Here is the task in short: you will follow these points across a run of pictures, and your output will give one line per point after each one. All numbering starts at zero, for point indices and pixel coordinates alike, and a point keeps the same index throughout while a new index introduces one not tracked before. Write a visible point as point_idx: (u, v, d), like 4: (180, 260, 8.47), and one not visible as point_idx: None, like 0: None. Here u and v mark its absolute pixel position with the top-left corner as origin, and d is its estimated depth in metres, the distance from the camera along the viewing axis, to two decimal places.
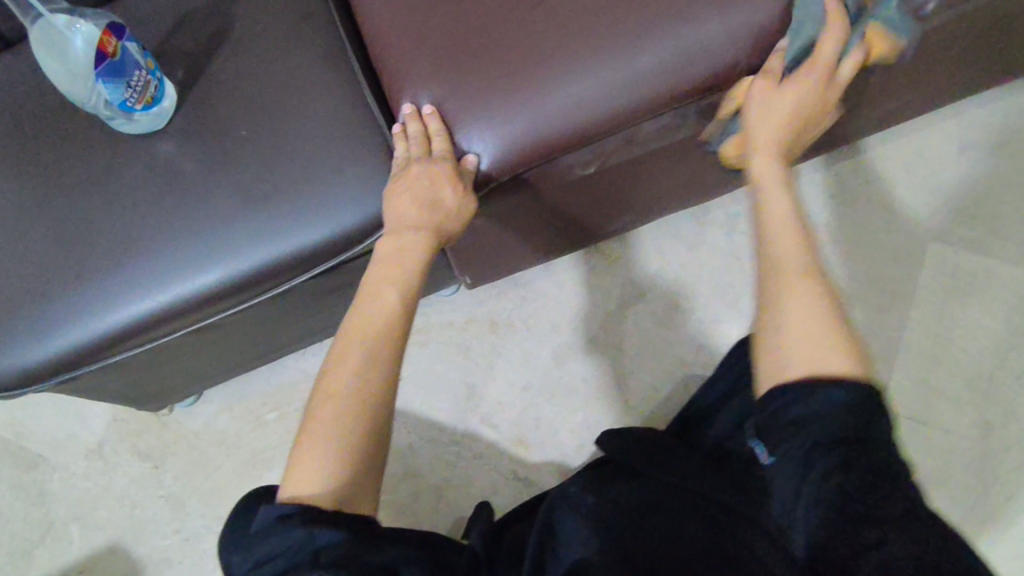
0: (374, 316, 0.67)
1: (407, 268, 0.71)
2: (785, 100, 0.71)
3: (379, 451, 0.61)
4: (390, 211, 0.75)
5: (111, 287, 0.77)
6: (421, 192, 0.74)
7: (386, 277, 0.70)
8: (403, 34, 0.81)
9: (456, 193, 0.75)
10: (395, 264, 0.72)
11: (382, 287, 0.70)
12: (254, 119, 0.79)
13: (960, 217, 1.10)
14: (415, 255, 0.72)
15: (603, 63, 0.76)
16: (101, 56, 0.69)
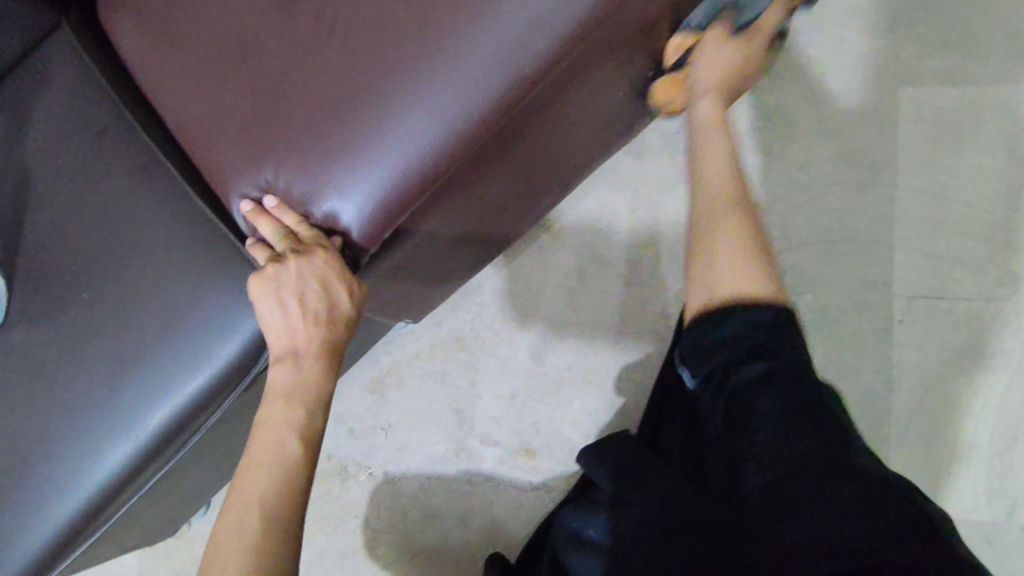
0: (268, 478, 0.61)
1: (308, 400, 0.65)
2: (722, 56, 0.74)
3: None
4: (272, 333, 0.67)
5: (21, 506, 0.70)
6: (305, 298, 0.65)
7: (278, 421, 0.64)
8: (205, 120, 0.70)
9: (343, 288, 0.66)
10: (291, 399, 0.64)
11: (279, 424, 0.64)
12: (94, 270, 0.71)
13: (927, 50, 0.93)
14: (316, 380, 0.66)
15: (422, 86, 0.61)
16: None
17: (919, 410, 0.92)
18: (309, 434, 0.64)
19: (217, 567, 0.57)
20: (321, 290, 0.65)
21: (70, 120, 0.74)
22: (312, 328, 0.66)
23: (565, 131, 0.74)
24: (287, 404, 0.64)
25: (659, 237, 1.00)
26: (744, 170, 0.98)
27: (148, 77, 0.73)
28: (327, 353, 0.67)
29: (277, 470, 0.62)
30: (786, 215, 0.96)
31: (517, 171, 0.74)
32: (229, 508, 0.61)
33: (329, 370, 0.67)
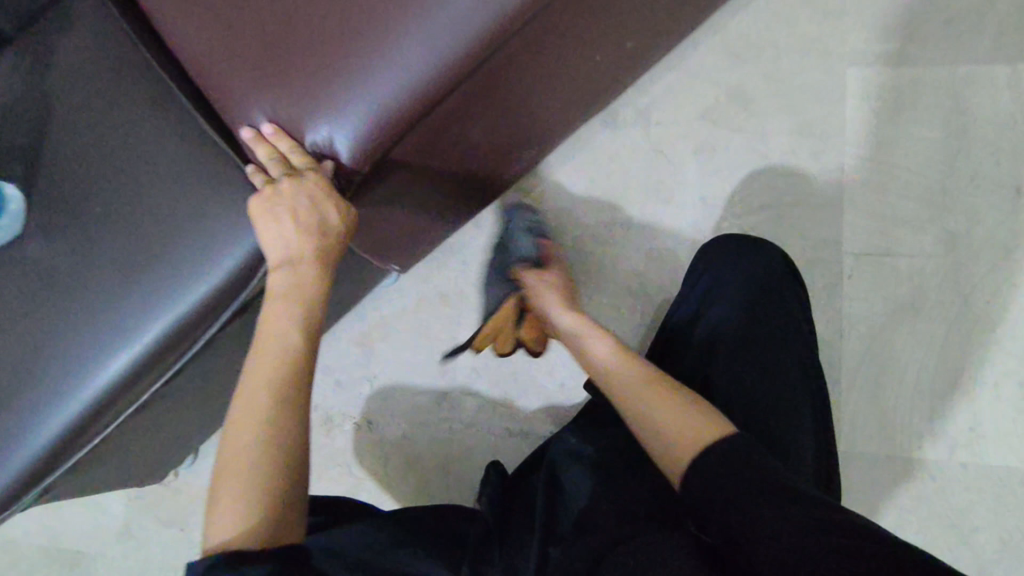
0: (275, 368, 0.65)
1: (305, 300, 0.70)
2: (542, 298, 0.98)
3: (297, 487, 0.62)
4: (266, 246, 0.72)
5: (30, 404, 0.75)
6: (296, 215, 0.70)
7: (284, 323, 0.68)
8: (215, 54, 0.77)
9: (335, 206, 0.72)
10: (290, 300, 0.70)
11: (284, 326, 0.68)
12: (105, 190, 0.77)
13: (873, 33, 1.03)
14: (313, 285, 0.72)
15: (413, 20, 0.70)
16: None
17: (866, 357, 0.99)
18: (310, 334, 0.69)
19: (228, 454, 0.61)
20: (316, 205, 0.71)
21: (90, 56, 0.81)
22: (307, 239, 0.71)
23: (543, 79, 0.82)
24: (287, 308, 0.69)
25: (631, 201, 1.08)
26: (710, 139, 1.06)
27: (161, 19, 0.79)
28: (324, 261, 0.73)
29: (284, 361, 0.66)
30: (748, 180, 1.05)
31: (498, 113, 0.82)
32: (241, 398, 0.64)
33: (324, 277, 0.73)
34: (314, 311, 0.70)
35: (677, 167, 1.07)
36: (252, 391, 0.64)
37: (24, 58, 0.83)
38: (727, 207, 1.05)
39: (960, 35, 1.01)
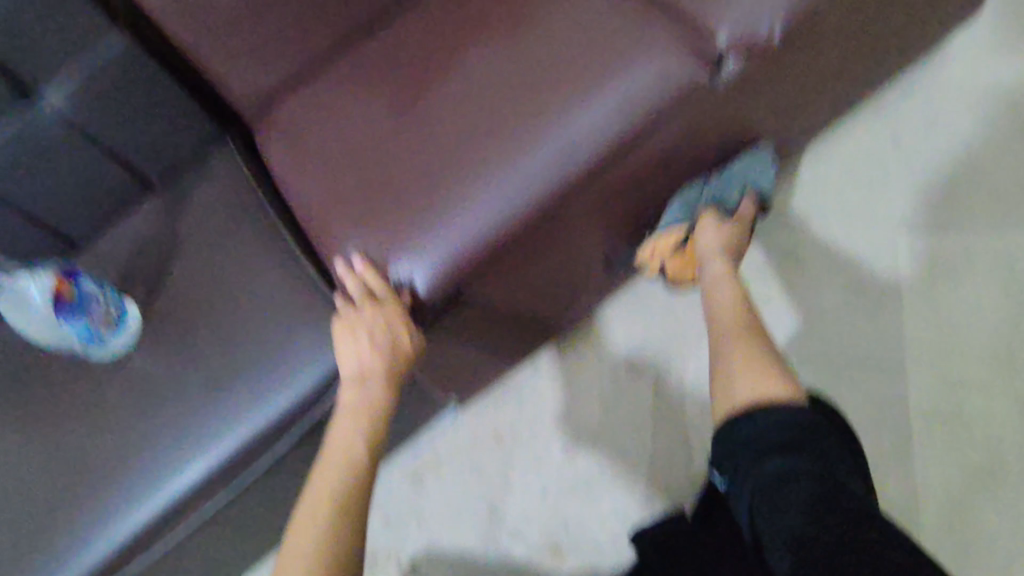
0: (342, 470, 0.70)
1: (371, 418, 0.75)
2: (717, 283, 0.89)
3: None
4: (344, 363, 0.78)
5: (106, 506, 0.79)
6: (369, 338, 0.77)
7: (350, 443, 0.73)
8: (319, 201, 0.88)
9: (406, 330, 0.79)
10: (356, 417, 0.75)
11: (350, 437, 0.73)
12: (210, 313, 0.86)
13: (921, 202, 1.08)
14: (380, 404, 0.77)
15: (495, 175, 0.81)
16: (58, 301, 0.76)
17: (944, 525, 0.95)
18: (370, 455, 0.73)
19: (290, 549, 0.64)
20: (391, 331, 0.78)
21: (217, 202, 0.95)
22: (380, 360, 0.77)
23: (598, 227, 0.92)
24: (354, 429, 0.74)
25: (686, 350, 1.11)
26: (766, 296, 1.09)
27: (279, 172, 0.94)
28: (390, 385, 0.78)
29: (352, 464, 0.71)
30: (808, 335, 1.05)
31: (559, 256, 0.91)
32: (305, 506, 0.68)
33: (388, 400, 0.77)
34: (377, 424, 0.75)
35: None
36: (319, 492, 0.68)
37: (162, 204, 0.97)
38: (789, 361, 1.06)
39: (1007, 206, 1.05)
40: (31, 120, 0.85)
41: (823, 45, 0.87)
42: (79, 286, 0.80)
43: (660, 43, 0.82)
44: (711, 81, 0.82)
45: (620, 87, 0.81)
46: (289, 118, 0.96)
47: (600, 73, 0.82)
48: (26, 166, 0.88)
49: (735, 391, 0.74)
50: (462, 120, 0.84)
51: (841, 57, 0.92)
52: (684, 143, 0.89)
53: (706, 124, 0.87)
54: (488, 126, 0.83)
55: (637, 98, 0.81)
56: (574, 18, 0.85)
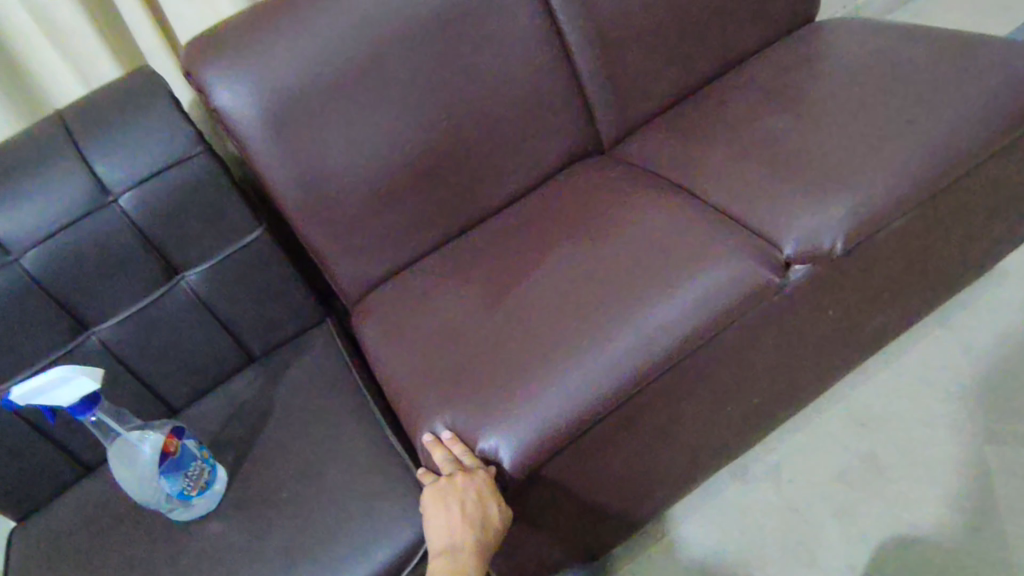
0: None
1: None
2: None
3: None
4: (433, 534, 0.77)
5: None
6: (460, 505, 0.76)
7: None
8: (410, 376, 0.94)
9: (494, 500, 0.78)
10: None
11: None
12: (294, 480, 0.88)
13: (1001, 413, 1.07)
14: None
15: (581, 356, 0.86)
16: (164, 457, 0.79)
17: None
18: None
19: None
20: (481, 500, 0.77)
21: (313, 375, 1.02)
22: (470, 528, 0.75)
23: (675, 416, 0.94)
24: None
25: (770, 557, 1.03)
26: (850, 502, 1.05)
27: (374, 350, 1.01)
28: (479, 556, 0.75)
29: None
30: (901, 547, 0.99)
31: (636, 444, 0.92)
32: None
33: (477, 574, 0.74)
34: None
35: (817, 529, 1.03)
36: None
37: (262, 375, 1.05)
38: None
39: None
40: (169, 294, 0.97)
41: (880, 258, 0.96)
42: (188, 455, 0.82)
43: (731, 249, 0.91)
44: (779, 282, 0.89)
45: (696, 285, 0.88)
46: (387, 304, 1.06)
47: (677, 271, 0.90)
48: (156, 333, 0.98)
49: None
50: (549, 307, 0.92)
51: (898, 270, 1.00)
52: (759, 340, 0.93)
53: (777, 324, 0.93)
54: (573, 315, 0.90)
55: (713, 296, 0.87)
56: (651, 230, 0.97)
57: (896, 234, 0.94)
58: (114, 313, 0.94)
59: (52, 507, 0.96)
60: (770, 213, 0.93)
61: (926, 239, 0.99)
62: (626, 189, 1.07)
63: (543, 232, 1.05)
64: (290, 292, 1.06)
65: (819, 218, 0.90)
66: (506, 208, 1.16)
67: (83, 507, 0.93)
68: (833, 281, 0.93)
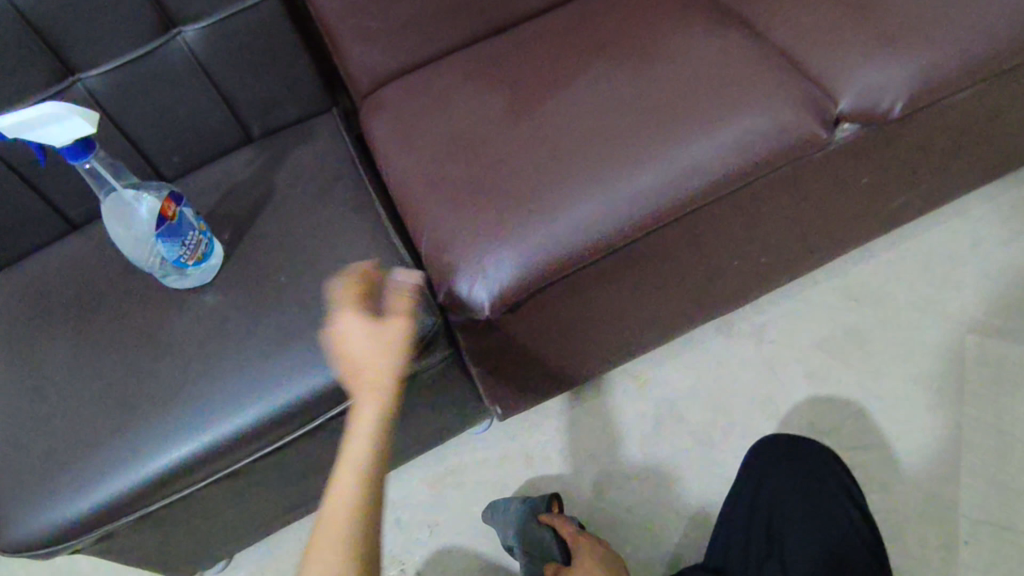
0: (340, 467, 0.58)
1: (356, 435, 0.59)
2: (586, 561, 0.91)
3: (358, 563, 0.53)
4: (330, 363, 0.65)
5: (149, 436, 0.78)
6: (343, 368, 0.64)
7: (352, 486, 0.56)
8: (419, 179, 0.89)
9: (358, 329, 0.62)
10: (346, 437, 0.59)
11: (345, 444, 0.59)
12: (289, 267, 0.86)
13: (990, 309, 1.09)
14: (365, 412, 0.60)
15: (603, 185, 0.81)
16: (162, 219, 0.76)
17: None
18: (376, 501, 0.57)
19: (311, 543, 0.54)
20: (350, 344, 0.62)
21: (314, 164, 0.96)
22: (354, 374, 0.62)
23: (684, 260, 0.92)
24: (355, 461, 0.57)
25: (735, 405, 1.09)
26: (823, 368, 1.09)
27: (383, 149, 0.95)
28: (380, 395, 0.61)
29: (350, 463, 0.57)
30: (862, 416, 1.05)
31: (638, 282, 0.92)
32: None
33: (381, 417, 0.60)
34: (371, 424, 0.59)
35: (786, 387, 1.09)
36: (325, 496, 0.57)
37: (261, 155, 0.99)
38: (837, 437, 1.04)
39: None
40: (165, 49, 0.88)
41: (930, 131, 0.90)
42: (184, 221, 0.79)
43: (782, 94, 0.84)
44: (825, 137, 0.83)
45: (737, 128, 0.82)
46: (400, 100, 0.98)
47: (720, 108, 0.84)
48: (148, 92, 0.90)
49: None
50: (577, 128, 0.86)
51: (943, 148, 0.95)
52: (782, 196, 0.90)
53: (808, 183, 0.90)
54: (601, 139, 0.85)
55: (752, 142, 0.82)
56: (702, 61, 0.89)
57: (954, 108, 0.88)
58: (103, 59, 0.85)
59: (40, 259, 0.94)
60: (832, 63, 0.85)
61: (981, 118, 0.93)
62: (680, 12, 0.96)
63: (583, 46, 0.96)
64: (297, 70, 0.97)
65: (885, 75, 0.82)
66: (543, 15, 1.04)
67: (71, 263, 0.92)
68: (876, 145, 0.88)
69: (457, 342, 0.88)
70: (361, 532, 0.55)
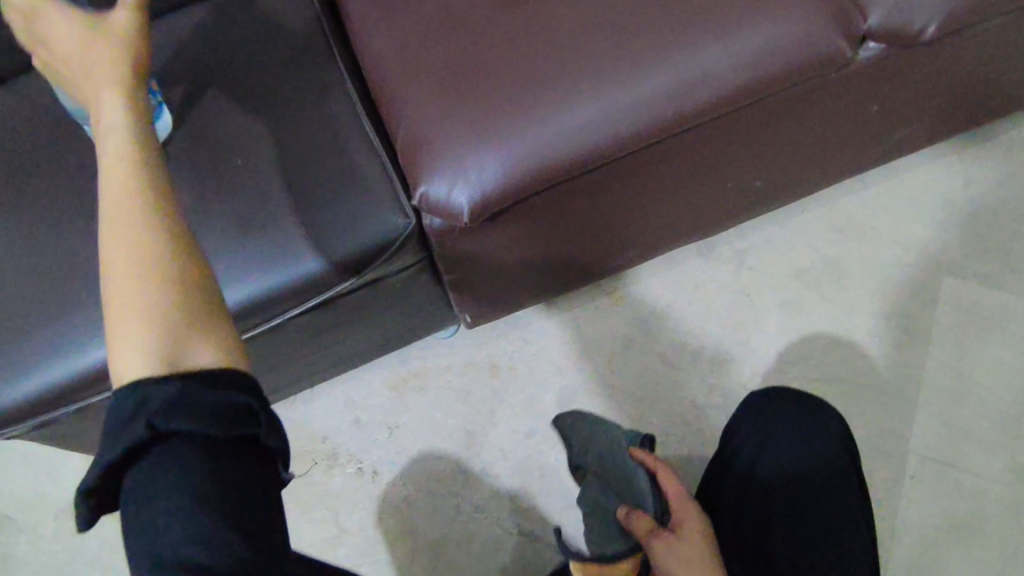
0: (123, 188, 0.48)
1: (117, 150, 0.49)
2: (692, 543, 0.76)
3: (196, 319, 0.46)
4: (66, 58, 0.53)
5: (89, 323, 0.72)
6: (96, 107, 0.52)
7: (111, 204, 0.47)
8: (397, 60, 0.79)
9: (126, 19, 0.54)
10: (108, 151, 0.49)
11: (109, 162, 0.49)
12: (245, 148, 0.77)
13: (972, 252, 1.08)
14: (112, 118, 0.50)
15: (604, 87, 0.73)
16: None
17: (912, 568, 0.95)
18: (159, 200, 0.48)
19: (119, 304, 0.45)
20: (66, 36, 0.53)
21: (276, 28, 0.84)
22: (106, 60, 0.52)
23: (678, 177, 0.87)
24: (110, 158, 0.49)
25: (707, 329, 1.08)
26: (798, 299, 1.08)
27: (357, 20, 0.84)
28: (119, 84, 0.52)
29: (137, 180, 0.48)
30: (830, 350, 1.05)
31: (627, 197, 0.86)
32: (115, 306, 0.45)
33: (135, 106, 0.51)
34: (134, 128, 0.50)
35: (759, 315, 1.08)
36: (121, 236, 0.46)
37: (215, 11, 0.86)
38: (802, 367, 1.05)
39: None
40: None
41: (953, 59, 0.84)
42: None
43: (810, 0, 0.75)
44: (849, 57, 0.76)
45: (756, 34, 0.74)
46: None
47: (740, 9, 0.75)
48: None
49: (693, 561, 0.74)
50: (580, 15, 0.76)
51: (962, 79, 0.89)
52: (790, 117, 0.84)
53: (818, 104, 0.83)
54: (606, 32, 0.75)
55: (770, 53, 0.74)
56: None
57: (985, 35, 0.82)
58: None
59: None
60: None
61: (1008, 49, 0.87)
62: None
63: None
64: None
65: None
66: None
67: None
68: (896, 70, 0.82)
69: (429, 247, 0.82)
70: (151, 247, 0.46)
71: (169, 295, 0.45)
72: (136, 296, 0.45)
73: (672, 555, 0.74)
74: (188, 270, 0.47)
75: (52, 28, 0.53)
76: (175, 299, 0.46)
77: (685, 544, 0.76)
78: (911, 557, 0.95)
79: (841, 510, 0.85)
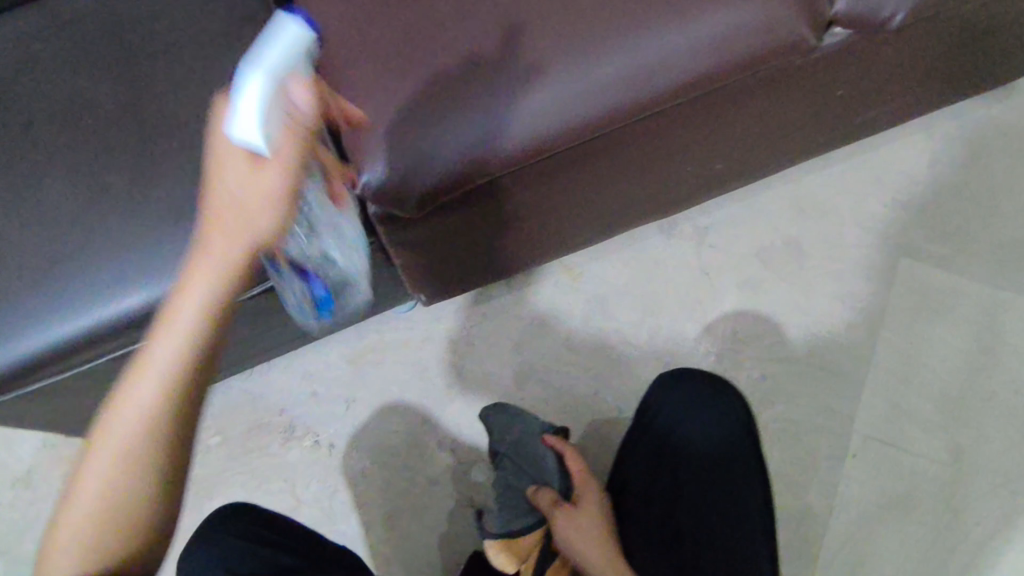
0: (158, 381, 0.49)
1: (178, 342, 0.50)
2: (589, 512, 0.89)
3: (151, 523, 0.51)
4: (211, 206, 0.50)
5: (27, 308, 0.72)
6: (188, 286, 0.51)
7: (140, 388, 0.49)
8: (341, 36, 0.75)
9: (276, 175, 0.49)
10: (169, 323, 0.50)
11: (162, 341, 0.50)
12: (182, 130, 0.75)
13: (931, 234, 1.08)
14: (198, 296, 0.50)
15: (554, 72, 0.70)
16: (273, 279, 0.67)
17: (847, 542, 0.99)
18: (146, 447, 0.50)
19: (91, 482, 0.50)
20: (242, 182, 0.49)
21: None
22: (225, 252, 0.50)
23: (635, 162, 0.84)
24: (164, 358, 0.50)
25: (665, 307, 1.08)
26: (757, 278, 1.08)
27: None
28: (221, 283, 0.50)
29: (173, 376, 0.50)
30: (784, 331, 1.06)
31: (582, 181, 0.84)
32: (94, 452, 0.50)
33: (221, 291, 0.50)
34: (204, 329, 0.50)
35: (716, 295, 1.08)
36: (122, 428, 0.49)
37: None
38: (755, 347, 1.06)
39: (1003, 261, 1.06)
40: None
41: (919, 43, 0.82)
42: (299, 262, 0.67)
43: None
44: (812, 44, 0.74)
45: (714, 19, 0.71)
46: None
47: None
48: None
49: (586, 528, 0.87)
50: None
51: (928, 62, 0.87)
52: (750, 101, 0.81)
53: (780, 89, 0.80)
54: (559, 12, 0.72)
55: (728, 39, 0.71)
56: None
57: (952, 18, 0.79)
58: None
59: None
60: None
61: (975, 30, 0.85)
62: None
63: None
64: None
65: None
66: None
67: None
68: (861, 54, 0.79)
69: (376, 232, 0.79)
70: (146, 454, 0.50)
71: (131, 500, 0.50)
72: (113, 487, 0.49)
73: (568, 525, 0.87)
74: (157, 475, 0.50)
75: (231, 160, 0.49)
76: (135, 505, 0.50)
77: (583, 514, 0.89)
78: (846, 531, 0.99)
79: (746, 467, 0.90)
